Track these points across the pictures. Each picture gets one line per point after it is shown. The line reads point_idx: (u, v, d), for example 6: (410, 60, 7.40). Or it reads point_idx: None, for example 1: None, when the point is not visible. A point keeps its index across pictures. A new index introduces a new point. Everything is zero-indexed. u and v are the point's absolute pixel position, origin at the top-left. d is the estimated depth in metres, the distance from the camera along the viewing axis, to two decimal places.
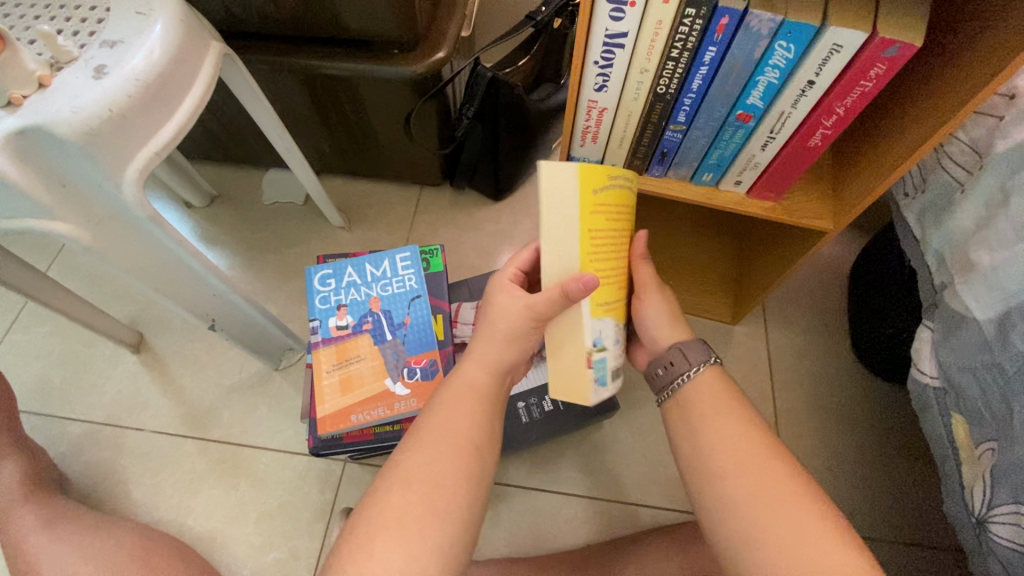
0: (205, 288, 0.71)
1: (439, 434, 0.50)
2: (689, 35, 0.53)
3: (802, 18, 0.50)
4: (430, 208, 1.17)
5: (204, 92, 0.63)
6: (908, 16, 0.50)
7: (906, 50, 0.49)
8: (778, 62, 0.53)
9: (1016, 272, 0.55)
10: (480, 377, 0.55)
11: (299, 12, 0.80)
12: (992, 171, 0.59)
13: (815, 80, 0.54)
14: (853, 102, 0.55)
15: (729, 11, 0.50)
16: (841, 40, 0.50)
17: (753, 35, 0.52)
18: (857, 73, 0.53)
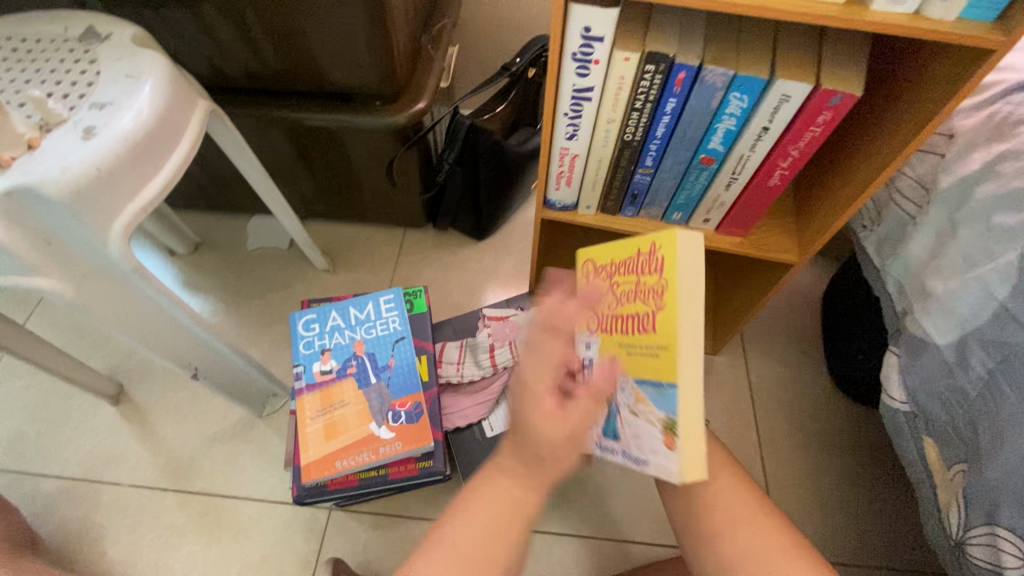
0: (188, 337, 0.72)
1: (470, 526, 0.44)
2: (651, 88, 0.57)
3: (752, 71, 0.54)
4: (413, 249, 1.19)
5: (191, 148, 0.65)
6: (848, 68, 0.54)
7: (847, 99, 0.54)
8: (735, 111, 0.57)
9: (968, 298, 0.58)
10: (523, 461, 0.44)
11: (282, 65, 0.84)
12: (939, 205, 0.63)
13: (769, 127, 0.58)
14: (804, 146, 0.60)
15: (685, 67, 0.54)
16: (789, 91, 0.54)
17: (709, 88, 0.56)
18: (807, 119, 0.57)
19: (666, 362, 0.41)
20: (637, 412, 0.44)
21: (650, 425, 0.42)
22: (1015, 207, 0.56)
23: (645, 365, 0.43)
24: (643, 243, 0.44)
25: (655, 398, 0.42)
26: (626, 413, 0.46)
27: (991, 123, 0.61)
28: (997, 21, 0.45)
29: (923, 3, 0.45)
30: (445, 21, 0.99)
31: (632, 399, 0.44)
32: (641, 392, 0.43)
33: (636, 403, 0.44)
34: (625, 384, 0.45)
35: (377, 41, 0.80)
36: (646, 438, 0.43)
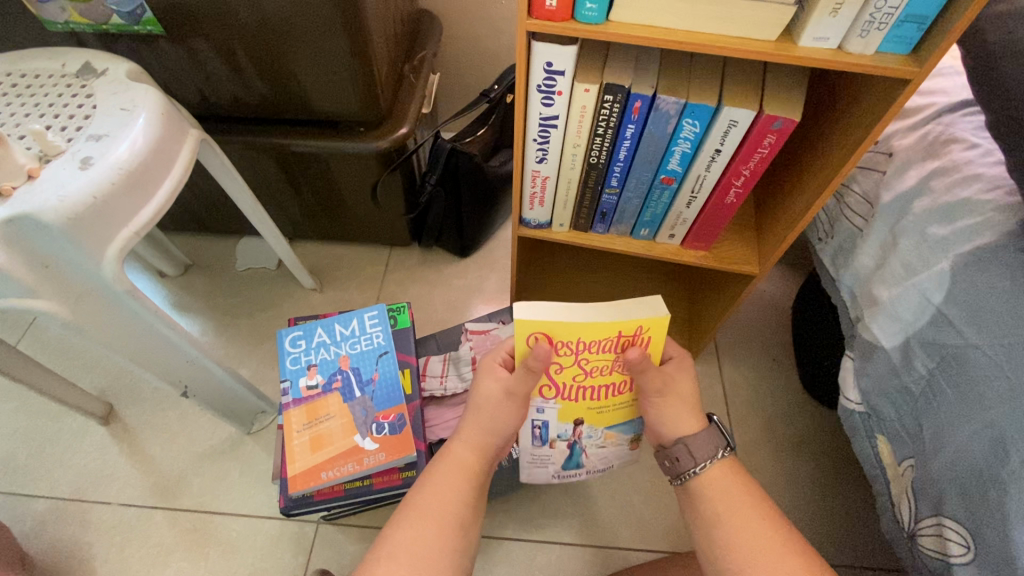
0: (178, 355, 0.75)
1: (433, 508, 0.53)
2: (610, 116, 0.62)
3: (702, 99, 0.59)
4: (399, 267, 1.23)
5: (182, 175, 0.69)
6: (789, 96, 0.59)
7: (788, 123, 0.59)
8: (689, 135, 0.62)
9: (909, 304, 0.63)
10: (472, 452, 0.58)
11: (269, 94, 0.88)
12: (883, 217, 0.68)
13: (721, 149, 0.63)
14: (754, 166, 0.64)
15: (640, 96, 0.59)
16: (735, 117, 0.59)
17: (663, 115, 0.61)
18: (755, 142, 0.61)
19: (632, 411, 0.65)
20: (606, 443, 0.68)
21: (618, 446, 0.69)
22: (947, 219, 0.61)
23: (614, 416, 0.65)
24: (624, 325, 0.56)
25: (621, 432, 0.67)
26: (594, 446, 0.68)
27: (924, 142, 0.66)
28: (912, 53, 0.50)
29: (844, 39, 0.49)
30: (427, 51, 1.04)
31: (595, 435, 0.67)
32: (607, 433, 0.67)
33: (604, 439, 0.67)
34: (591, 432, 0.67)
35: (359, 71, 0.84)
36: (603, 451, 0.69)
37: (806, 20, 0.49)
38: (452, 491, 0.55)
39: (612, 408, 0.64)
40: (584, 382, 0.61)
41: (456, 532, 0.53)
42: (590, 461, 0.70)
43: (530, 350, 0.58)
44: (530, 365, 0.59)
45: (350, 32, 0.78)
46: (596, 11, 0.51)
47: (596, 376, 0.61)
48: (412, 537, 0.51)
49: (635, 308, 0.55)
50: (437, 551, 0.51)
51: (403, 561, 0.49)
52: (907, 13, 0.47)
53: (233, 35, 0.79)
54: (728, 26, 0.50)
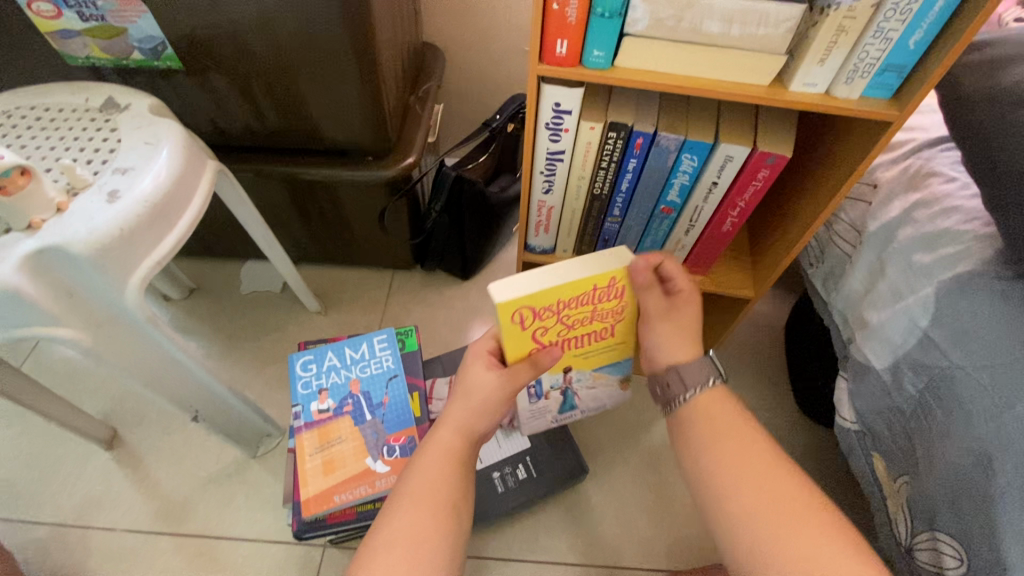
0: (191, 379, 0.76)
1: (418, 497, 0.55)
2: (614, 151, 0.66)
3: (700, 136, 0.63)
4: (403, 290, 1.25)
5: (202, 206, 0.71)
6: (780, 134, 0.64)
7: (780, 159, 0.63)
8: (687, 168, 0.66)
9: (897, 327, 0.66)
10: (456, 436, 0.59)
11: (281, 125, 0.92)
12: (870, 246, 0.72)
13: (717, 182, 0.67)
14: (749, 197, 0.68)
15: (642, 133, 0.63)
16: (731, 152, 0.63)
17: (664, 150, 0.64)
18: (749, 176, 0.65)
19: (618, 348, 0.71)
20: (595, 382, 0.77)
21: (607, 382, 0.78)
22: (929, 247, 0.65)
23: (603, 358, 0.72)
24: (601, 278, 0.57)
25: (608, 370, 0.75)
26: (586, 386, 0.78)
27: (907, 175, 0.70)
28: (892, 98, 0.54)
29: (831, 84, 0.54)
30: (432, 83, 1.08)
31: (585, 377, 0.75)
32: (597, 373, 0.75)
33: (593, 378, 0.76)
34: (583, 375, 0.75)
35: (369, 104, 0.88)
36: (593, 390, 0.79)
37: (795, 68, 0.53)
38: (437, 474, 0.56)
39: (593, 351, 0.69)
40: (570, 336, 0.63)
41: (447, 514, 0.54)
42: (583, 401, 0.81)
43: (516, 330, 0.58)
44: (521, 349, 0.61)
45: (363, 68, 0.82)
46: (602, 58, 0.55)
47: (580, 328, 0.63)
48: (403, 523, 0.52)
49: (605, 260, 0.58)
50: (428, 532, 0.52)
51: (395, 545, 0.51)
52: (887, 63, 0.51)
53: (250, 71, 0.82)
54: (725, 72, 0.54)
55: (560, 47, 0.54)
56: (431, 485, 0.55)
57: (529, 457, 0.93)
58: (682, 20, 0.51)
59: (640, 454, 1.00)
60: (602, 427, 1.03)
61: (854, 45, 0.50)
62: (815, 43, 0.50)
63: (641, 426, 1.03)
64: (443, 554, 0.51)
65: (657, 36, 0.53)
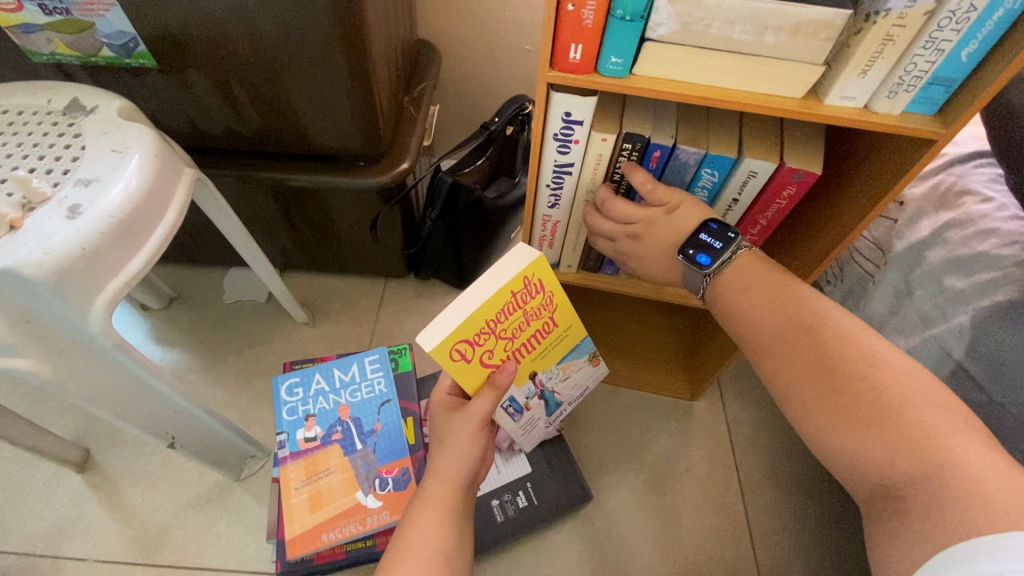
0: (166, 405, 0.70)
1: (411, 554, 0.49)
2: (628, 163, 0.61)
3: (722, 151, 0.58)
4: (395, 299, 1.20)
5: (176, 219, 0.65)
6: (809, 149, 0.59)
7: (808, 176, 0.58)
8: (707, 183, 0.62)
9: (927, 356, 0.62)
10: (445, 483, 0.54)
11: (266, 128, 0.85)
12: (896, 265, 0.68)
13: (738, 198, 0.63)
14: (772, 215, 0.64)
15: (660, 147, 0.58)
16: (755, 168, 0.58)
17: (683, 164, 0.60)
18: (773, 192, 0.61)
19: (574, 333, 0.64)
20: (568, 372, 0.69)
21: (582, 368, 0.70)
22: (963, 271, 0.61)
23: (562, 349, 0.65)
24: (516, 283, 0.52)
25: (573, 356, 0.68)
26: (560, 382, 0.69)
27: (936, 192, 0.66)
28: (937, 114, 0.49)
29: (872, 98, 0.49)
30: (427, 83, 1.01)
31: (554, 375, 0.68)
32: (564, 364, 0.67)
33: (563, 370, 0.68)
34: (552, 372, 0.67)
35: (361, 107, 0.82)
36: (569, 380, 0.71)
37: (834, 79, 0.48)
38: (431, 523, 0.52)
39: (552, 346, 0.63)
40: (516, 346, 0.58)
41: (441, 567, 0.49)
42: (565, 394, 0.73)
43: (462, 367, 0.53)
44: (474, 380, 0.55)
45: (355, 69, 0.76)
46: (621, 65, 0.50)
47: (523, 333, 0.57)
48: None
49: (513, 261, 0.52)
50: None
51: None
52: (936, 76, 0.46)
53: (230, 69, 0.76)
54: (755, 84, 0.49)
55: (574, 52, 0.49)
56: (423, 538, 0.50)
57: (531, 482, 0.89)
58: (711, 25, 0.46)
59: (645, 475, 0.96)
60: (605, 447, 0.98)
61: (900, 56, 0.46)
62: (858, 53, 0.45)
63: (645, 445, 0.99)
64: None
65: (682, 43, 0.48)
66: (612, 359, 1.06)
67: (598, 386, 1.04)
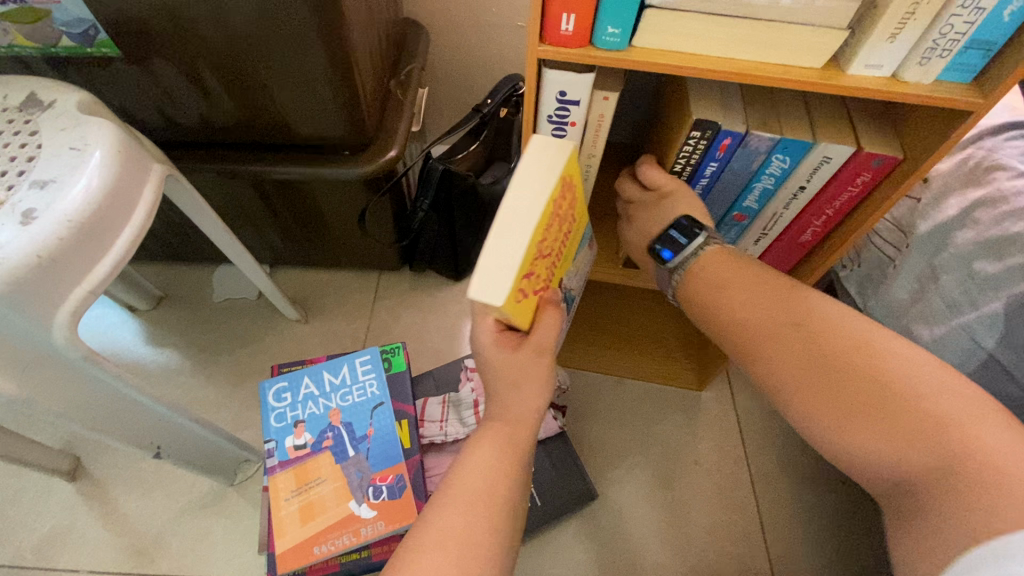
0: (149, 414, 0.67)
1: (461, 494, 0.46)
2: (692, 153, 0.54)
3: (798, 134, 0.51)
4: (391, 293, 1.16)
5: (145, 220, 0.61)
6: (882, 130, 0.52)
7: (889, 162, 0.51)
8: (775, 170, 0.55)
9: (954, 346, 0.58)
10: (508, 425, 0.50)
11: (243, 118, 0.80)
12: (918, 249, 0.63)
13: (806, 186, 0.56)
14: (841, 205, 0.58)
15: (731, 134, 0.51)
16: (831, 153, 0.51)
17: (752, 151, 0.53)
18: (845, 180, 0.54)
19: (585, 224, 0.59)
20: (577, 268, 0.64)
21: (584, 259, 0.66)
22: (994, 255, 0.56)
23: (576, 246, 0.60)
24: (557, 189, 0.45)
25: (581, 249, 0.63)
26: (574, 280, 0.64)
27: (964, 168, 0.61)
28: (972, 82, 0.44)
29: (900, 66, 0.44)
30: (415, 64, 0.95)
31: (571, 273, 0.63)
32: (575, 261, 0.63)
33: (575, 266, 0.63)
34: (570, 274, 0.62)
35: (343, 92, 0.77)
36: (578, 275, 0.66)
37: (859, 45, 0.43)
38: (491, 469, 0.47)
39: (571, 248, 0.59)
40: (552, 262, 0.52)
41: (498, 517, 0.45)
42: (575, 293, 0.68)
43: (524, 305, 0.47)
44: (529, 315, 0.50)
45: (334, 54, 0.71)
46: (619, 37, 0.44)
47: (559, 245, 0.52)
48: (450, 524, 0.44)
49: (550, 166, 0.44)
50: (479, 540, 0.43)
51: (440, 551, 0.42)
52: (973, 39, 0.41)
53: (198, 54, 0.70)
54: (768, 53, 0.44)
55: (565, 23, 0.44)
56: (482, 481, 0.47)
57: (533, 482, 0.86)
58: None
59: (652, 470, 0.93)
60: (610, 442, 0.95)
61: (936, 15, 0.40)
62: (888, 14, 0.40)
63: (652, 438, 0.95)
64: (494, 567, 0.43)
65: (686, 9, 0.43)
66: (619, 352, 1.02)
67: (602, 379, 1.00)
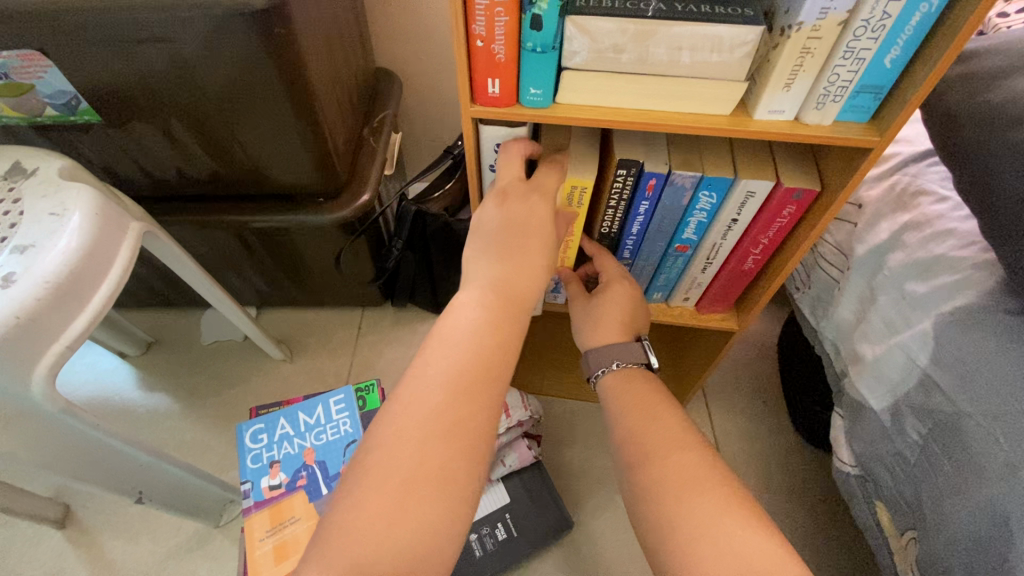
0: (130, 460, 0.70)
1: (424, 382, 0.41)
2: (623, 189, 0.59)
3: (718, 172, 0.56)
4: (372, 329, 1.19)
5: (122, 275, 0.65)
6: (798, 165, 0.57)
7: (808, 194, 0.56)
8: (704, 206, 0.59)
9: (896, 364, 0.59)
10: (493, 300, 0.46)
11: (220, 171, 0.85)
12: (859, 271, 0.66)
13: (737, 219, 0.60)
14: (773, 235, 0.62)
15: (655, 174, 0.56)
16: (753, 188, 0.56)
17: (678, 189, 0.58)
18: (772, 212, 0.58)
19: None
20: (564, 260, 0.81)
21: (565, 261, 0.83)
22: (923, 276, 0.59)
23: None
24: None
25: None
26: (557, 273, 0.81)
27: (892, 194, 0.65)
28: (870, 121, 0.48)
29: (800, 110, 0.47)
30: (387, 112, 1.00)
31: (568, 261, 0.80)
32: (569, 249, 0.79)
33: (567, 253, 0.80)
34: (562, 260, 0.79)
35: (313, 144, 0.81)
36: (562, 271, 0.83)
37: (759, 94, 0.47)
38: (472, 352, 0.43)
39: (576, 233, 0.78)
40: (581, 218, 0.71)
41: (474, 401, 0.41)
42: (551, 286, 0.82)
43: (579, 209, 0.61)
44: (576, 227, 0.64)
45: (301, 112, 0.76)
46: (541, 96, 0.48)
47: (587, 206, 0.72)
48: (425, 408, 0.40)
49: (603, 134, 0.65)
50: (461, 427, 0.39)
51: (408, 433, 0.39)
52: (862, 84, 0.45)
53: (173, 116, 0.75)
54: (680, 104, 0.48)
55: (491, 87, 0.48)
56: (454, 367, 0.42)
57: (509, 514, 0.87)
58: (624, 51, 0.45)
59: None
60: (587, 469, 0.96)
61: (822, 67, 0.44)
62: (779, 67, 0.44)
63: None
64: (454, 483, 0.38)
65: (598, 69, 0.47)
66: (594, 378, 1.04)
67: (579, 405, 1.02)
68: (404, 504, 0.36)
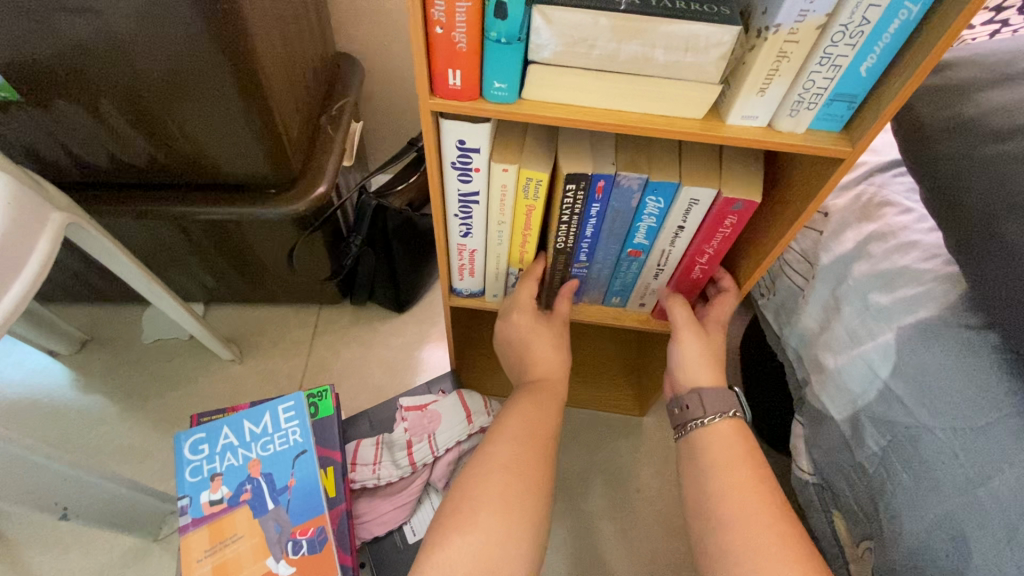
0: (51, 473, 0.64)
1: (506, 435, 0.58)
2: (574, 200, 0.56)
3: (664, 177, 0.55)
4: (331, 327, 1.13)
5: (37, 276, 0.58)
6: (745, 173, 0.55)
7: (748, 204, 0.54)
8: (652, 211, 0.58)
9: (858, 375, 0.59)
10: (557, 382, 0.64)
11: (160, 158, 0.78)
12: (824, 280, 0.65)
13: (683, 226, 0.59)
14: (718, 244, 0.61)
15: (603, 177, 0.54)
16: (696, 196, 0.55)
17: (626, 190, 0.55)
18: (715, 222, 0.57)
19: None
20: None
21: None
22: (886, 287, 0.59)
23: None
24: None
25: None
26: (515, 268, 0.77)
27: (858, 204, 0.65)
28: (842, 131, 0.47)
29: (774, 116, 0.46)
30: (345, 101, 0.94)
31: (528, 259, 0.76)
32: None
33: None
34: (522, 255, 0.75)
35: (264, 133, 0.75)
36: None
37: (732, 98, 0.45)
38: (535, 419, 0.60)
39: None
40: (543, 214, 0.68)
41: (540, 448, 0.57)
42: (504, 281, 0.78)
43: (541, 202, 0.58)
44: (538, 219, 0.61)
45: (251, 98, 0.70)
46: (506, 91, 0.45)
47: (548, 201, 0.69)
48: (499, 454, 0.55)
49: None
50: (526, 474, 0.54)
51: (491, 481, 0.53)
52: (836, 93, 0.43)
53: (104, 95, 0.68)
54: (653, 105, 0.46)
55: (453, 78, 0.44)
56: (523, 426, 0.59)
57: None
58: (595, 45, 0.42)
59: (595, 500, 0.92)
60: None
61: (798, 72, 0.42)
62: (754, 70, 0.42)
63: (594, 466, 0.95)
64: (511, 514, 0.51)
65: (569, 64, 0.44)
66: None
67: None
68: (474, 524, 0.50)
